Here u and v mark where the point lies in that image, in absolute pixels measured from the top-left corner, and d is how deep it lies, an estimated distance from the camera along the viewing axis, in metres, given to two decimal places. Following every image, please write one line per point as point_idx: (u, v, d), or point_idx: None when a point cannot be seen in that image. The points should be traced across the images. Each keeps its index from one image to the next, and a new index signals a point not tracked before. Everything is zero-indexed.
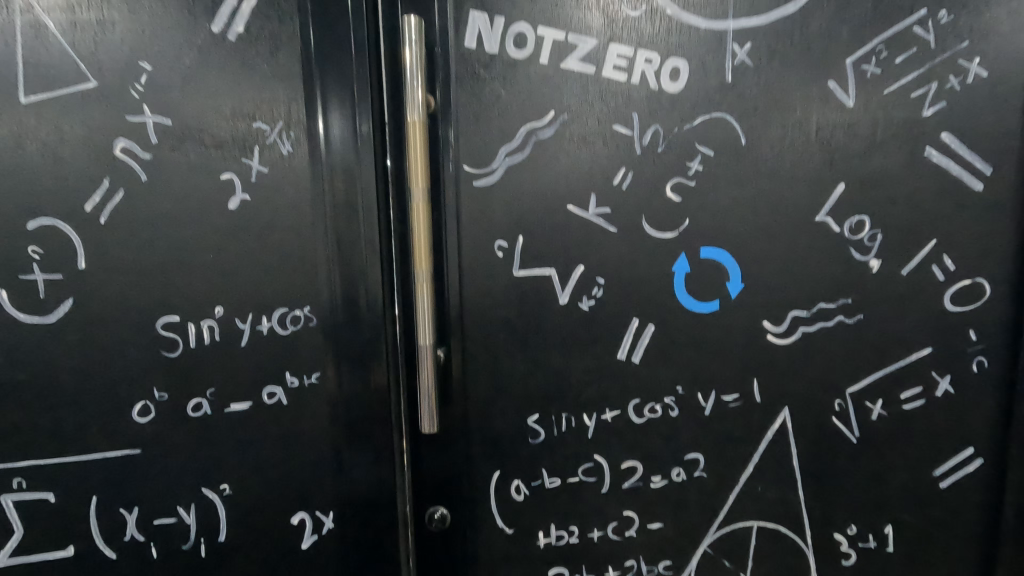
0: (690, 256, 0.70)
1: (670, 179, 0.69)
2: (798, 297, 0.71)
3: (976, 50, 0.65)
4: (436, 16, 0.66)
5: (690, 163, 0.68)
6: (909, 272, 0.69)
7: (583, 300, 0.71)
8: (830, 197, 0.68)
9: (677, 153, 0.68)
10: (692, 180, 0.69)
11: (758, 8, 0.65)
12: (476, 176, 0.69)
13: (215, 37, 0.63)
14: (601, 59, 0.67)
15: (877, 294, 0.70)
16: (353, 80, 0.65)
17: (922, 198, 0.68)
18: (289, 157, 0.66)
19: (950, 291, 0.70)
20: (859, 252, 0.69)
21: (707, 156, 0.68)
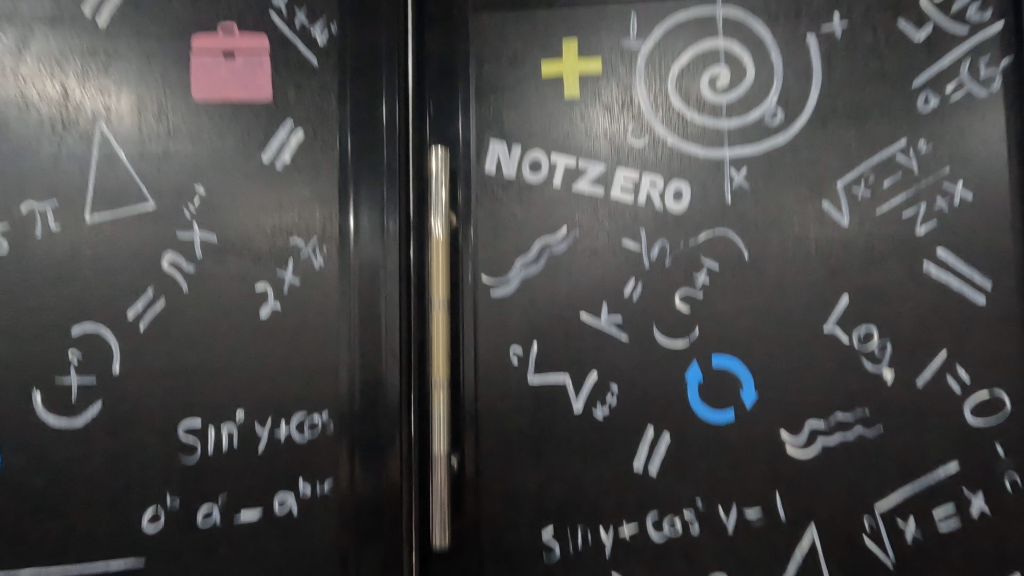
0: (702, 364, 0.71)
1: (679, 290, 0.72)
2: (814, 407, 0.70)
3: (959, 175, 0.70)
4: (460, 146, 0.74)
5: (697, 275, 0.72)
6: (924, 383, 0.69)
7: (597, 407, 0.72)
8: (835, 308, 0.70)
9: (684, 265, 0.72)
10: (700, 291, 0.72)
11: (751, 139, 0.72)
12: (493, 286, 0.73)
13: (264, 165, 0.70)
14: (609, 182, 0.73)
15: (895, 405, 0.69)
16: (384, 202, 0.71)
17: (927, 309, 0.69)
18: (320, 269, 0.70)
19: (971, 404, 0.69)
20: (871, 362, 0.70)
21: (713, 269, 0.72)
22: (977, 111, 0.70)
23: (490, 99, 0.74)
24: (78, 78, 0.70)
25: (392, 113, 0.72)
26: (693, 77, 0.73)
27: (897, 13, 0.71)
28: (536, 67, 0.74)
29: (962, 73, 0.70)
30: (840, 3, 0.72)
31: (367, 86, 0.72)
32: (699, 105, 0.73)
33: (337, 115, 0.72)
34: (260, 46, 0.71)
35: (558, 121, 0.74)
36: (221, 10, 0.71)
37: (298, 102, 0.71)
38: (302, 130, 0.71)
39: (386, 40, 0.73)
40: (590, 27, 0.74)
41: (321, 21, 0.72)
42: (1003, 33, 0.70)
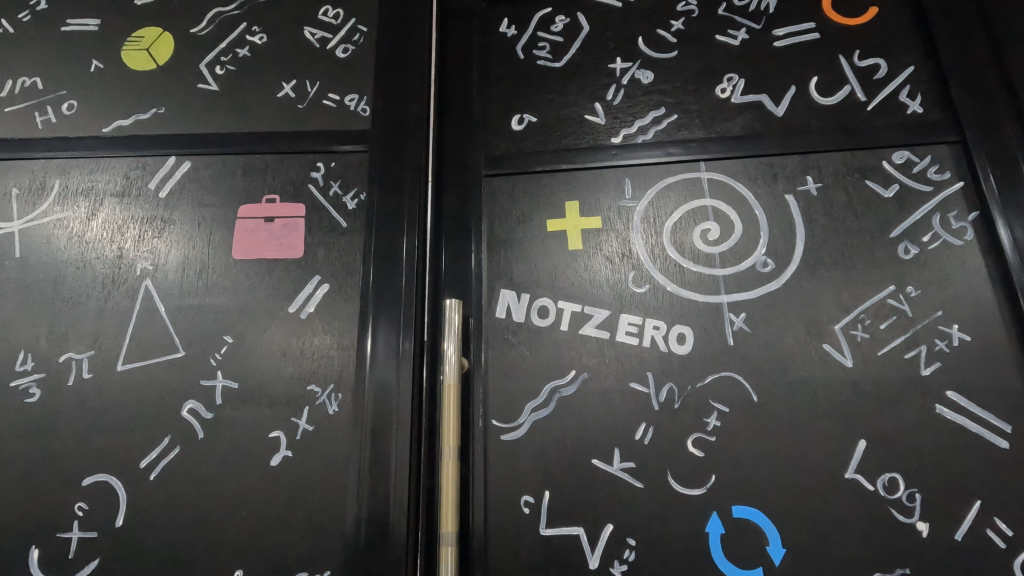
0: (722, 515, 0.68)
1: (691, 433, 0.71)
2: (848, 564, 0.65)
3: (953, 317, 0.72)
4: (473, 295, 0.79)
5: (708, 418, 0.72)
6: (964, 537, 0.65)
7: (614, 564, 0.67)
8: (853, 454, 0.69)
9: (694, 409, 0.72)
10: (713, 435, 0.71)
11: (746, 285, 0.76)
12: (504, 430, 0.73)
13: (290, 315, 0.75)
14: (614, 326, 0.76)
15: (936, 563, 0.64)
16: (398, 347, 0.73)
17: (949, 453, 0.67)
18: (334, 416, 0.71)
19: (1021, 562, 0.63)
20: (902, 513, 0.66)
21: (723, 412, 0.72)
22: (957, 258, 0.75)
23: (500, 251, 0.81)
24: (134, 241, 0.79)
25: (410, 264, 0.78)
26: (686, 231, 0.80)
27: (865, 174, 0.80)
28: (542, 223, 0.82)
29: (935, 224, 0.76)
30: (811, 168, 0.81)
31: (391, 240, 0.78)
32: (694, 256, 0.79)
33: (361, 268, 0.78)
34: (297, 212, 0.80)
35: (564, 270, 0.80)
36: (267, 183, 0.82)
37: (326, 258, 0.78)
38: (327, 283, 0.77)
39: (408, 199, 0.81)
40: (590, 190, 0.83)
41: (352, 190, 0.82)
42: (965, 191, 0.77)
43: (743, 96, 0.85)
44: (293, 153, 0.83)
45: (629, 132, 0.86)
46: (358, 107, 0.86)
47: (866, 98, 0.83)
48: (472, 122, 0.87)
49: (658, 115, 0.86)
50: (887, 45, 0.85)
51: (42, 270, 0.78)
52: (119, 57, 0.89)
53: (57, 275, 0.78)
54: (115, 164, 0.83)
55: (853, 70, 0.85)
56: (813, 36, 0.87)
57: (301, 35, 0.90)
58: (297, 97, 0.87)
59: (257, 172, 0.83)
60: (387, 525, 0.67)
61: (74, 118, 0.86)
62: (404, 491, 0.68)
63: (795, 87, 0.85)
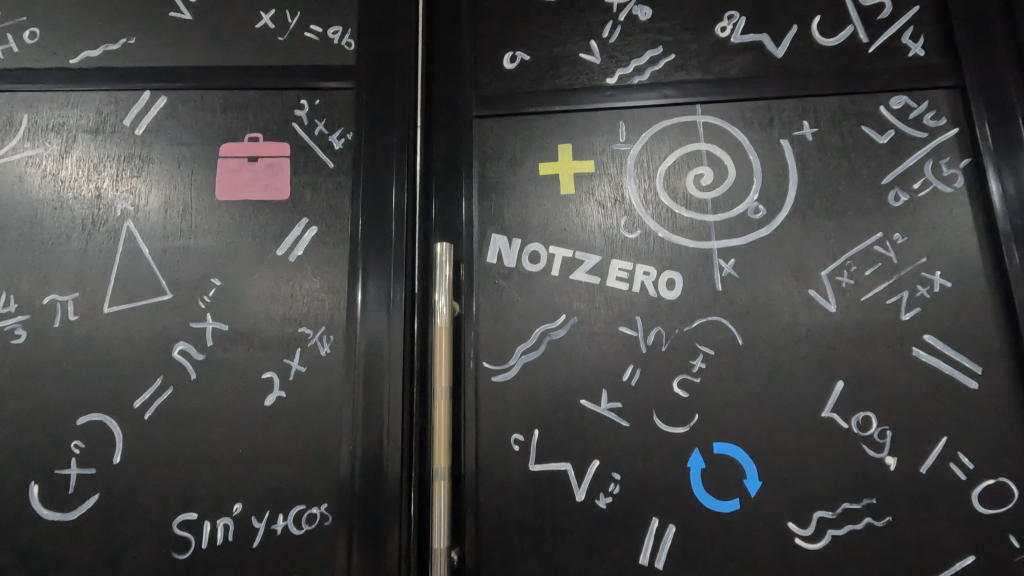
0: (703, 451, 0.71)
1: (677, 375, 0.73)
2: (819, 495, 0.69)
3: (936, 264, 0.74)
4: (463, 239, 0.78)
5: (693, 360, 0.74)
6: (928, 470, 0.69)
7: (600, 497, 0.71)
8: (831, 394, 0.71)
9: (681, 352, 0.74)
10: (698, 376, 0.73)
11: (737, 231, 0.77)
12: (494, 372, 0.75)
13: (278, 258, 0.74)
14: (605, 272, 0.77)
15: (901, 493, 0.69)
16: (390, 290, 0.73)
17: (921, 393, 0.70)
18: (326, 357, 0.72)
19: (978, 492, 0.68)
20: (872, 449, 0.70)
21: (708, 355, 0.74)
22: (945, 205, 0.75)
23: (491, 195, 0.80)
24: (112, 181, 0.76)
25: (401, 207, 0.76)
26: (679, 176, 0.79)
27: (861, 120, 0.79)
28: (534, 167, 0.81)
29: (926, 171, 0.76)
30: (808, 112, 0.80)
31: (380, 182, 0.77)
32: (685, 201, 0.78)
33: (350, 211, 0.76)
34: (282, 152, 0.78)
35: (556, 215, 0.79)
36: (249, 121, 0.79)
37: (314, 201, 0.76)
38: (316, 226, 0.76)
39: (397, 139, 0.78)
40: (583, 133, 0.81)
41: (339, 129, 0.79)
42: (959, 138, 0.77)
43: (743, 35, 0.83)
44: (275, 90, 0.80)
45: (625, 72, 0.83)
46: (342, 41, 0.82)
47: (869, 40, 0.81)
48: (462, 60, 0.84)
49: (655, 54, 0.83)
50: None
51: (17, 210, 0.76)
52: None
53: (33, 215, 0.76)
54: (85, 98, 0.79)
55: (857, 9, 0.82)
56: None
57: None
58: (277, 28, 0.82)
59: (237, 109, 0.79)
60: (384, 461, 0.69)
61: (37, 48, 0.80)
62: (398, 429, 0.70)
63: (797, 26, 0.82)
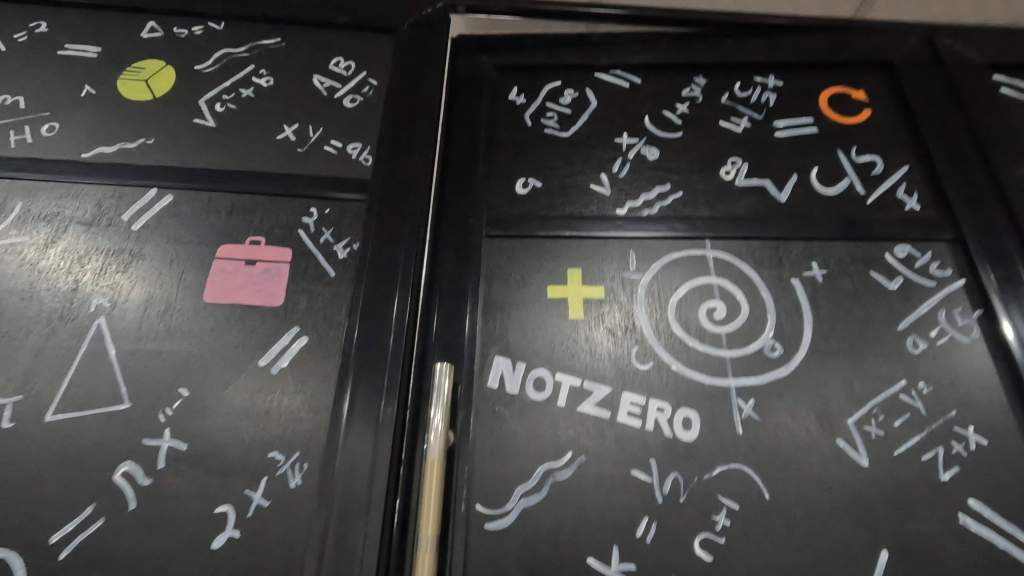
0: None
1: (698, 533, 0.64)
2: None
3: (968, 419, 0.69)
4: (464, 359, 0.72)
5: (717, 516, 0.65)
6: None
7: None
8: (875, 567, 0.62)
9: (701, 504, 0.65)
10: (722, 536, 0.64)
11: (754, 369, 0.73)
12: (488, 517, 0.65)
13: (259, 369, 0.68)
14: (615, 405, 0.71)
15: None
16: (378, 413, 0.66)
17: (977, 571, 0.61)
18: (295, 490, 0.62)
19: None
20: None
21: (732, 509, 0.65)
22: (966, 356, 0.73)
23: (497, 315, 0.76)
24: (94, 275, 0.72)
25: (401, 322, 0.72)
26: (691, 308, 0.77)
27: (868, 265, 0.79)
28: (542, 289, 0.78)
29: (941, 319, 0.75)
30: (816, 254, 0.80)
31: (382, 295, 0.73)
32: (699, 334, 0.75)
33: (345, 322, 0.71)
34: (282, 257, 0.75)
35: (563, 341, 0.75)
36: (253, 224, 0.77)
37: (308, 310, 0.71)
38: (306, 337, 0.70)
39: (404, 252, 0.76)
40: (593, 260, 0.80)
41: (345, 239, 0.77)
42: (968, 289, 0.77)
43: (747, 179, 0.86)
44: (285, 196, 0.79)
45: (634, 204, 0.84)
46: (360, 156, 0.83)
47: (865, 191, 0.85)
48: (476, 182, 0.85)
49: (663, 191, 0.86)
50: (882, 145, 0.89)
51: None
52: (114, 85, 0.86)
53: None
54: (87, 191, 0.77)
55: (851, 164, 0.87)
56: (812, 130, 0.90)
57: (310, 83, 0.89)
58: (297, 140, 0.84)
59: (243, 212, 0.78)
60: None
61: (52, 141, 0.80)
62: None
63: (797, 175, 0.86)
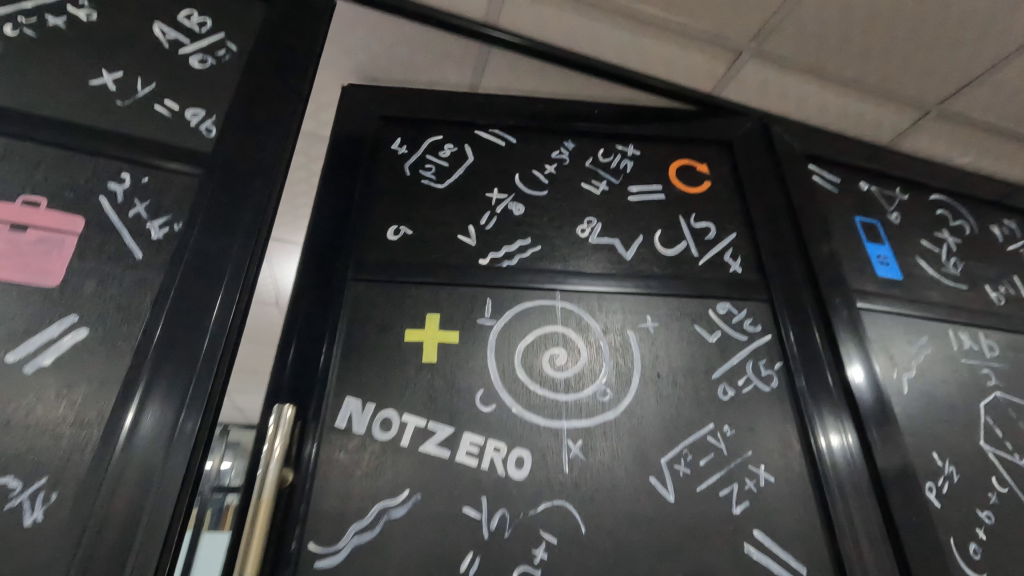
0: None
1: (517, 566, 0.64)
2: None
3: (760, 458, 0.78)
4: (310, 398, 0.69)
5: (536, 549, 0.66)
6: None
7: None
8: None
9: (524, 539, 0.66)
10: (538, 569, 0.65)
11: (585, 414, 0.76)
12: (317, 556, 0.61)
13: (5, 366, 0.52)
14: (455, 446, 0.70)
15: None
16: (172, 430, 0.54)
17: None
18: (32, 529, 0.48)
19: None
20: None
21: (551, 543, 0.67)
22: (765, 404, 0.82)
23: (352, 356, 0.74)
24: None
25: (220, 322, 0.61)
26: (536, 354, 0.79)
27: (694, 319, 0.88)
28: (398, 329, 0.77)
29: (748, 370, 0.84)
30: (649, 308, 0.87)
31: (198, 288, 0.61)
32: (540, 378, 0.77)
33: (145, 317, 0.59)
34: (71, 228, 0.60)
35: (411, 383, 0.73)
36: (33, 181, 0.61)
37: (95, 296, 0.58)
38: (86, 329, 0.56)
39: (232, 241, 0.66)
40: (452, 302, 0.80)
41: (163, 217, 0.64)
42: (773, 343, 0.87)
43: (599, 238, 0.93)
44: (89, 154, 0.64)
45: (496, 256, 0.86)
46: (201, 125, 0.72)
47: (699, 253, 0.94)
48: (348, 220, 0.84)
49: (523, 244, 0.88)
50: (717, 212, 1.00)
51: None
52: None
53: None
54: None
55: (689, 229, 0.97)
56: (659, 196, 1.00)
57: (148, 30, 0.75)
58: (118, 91, 0.69)
59: (22, 164, 0.61)
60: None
61: None
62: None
63: (642, 236, 0.95)
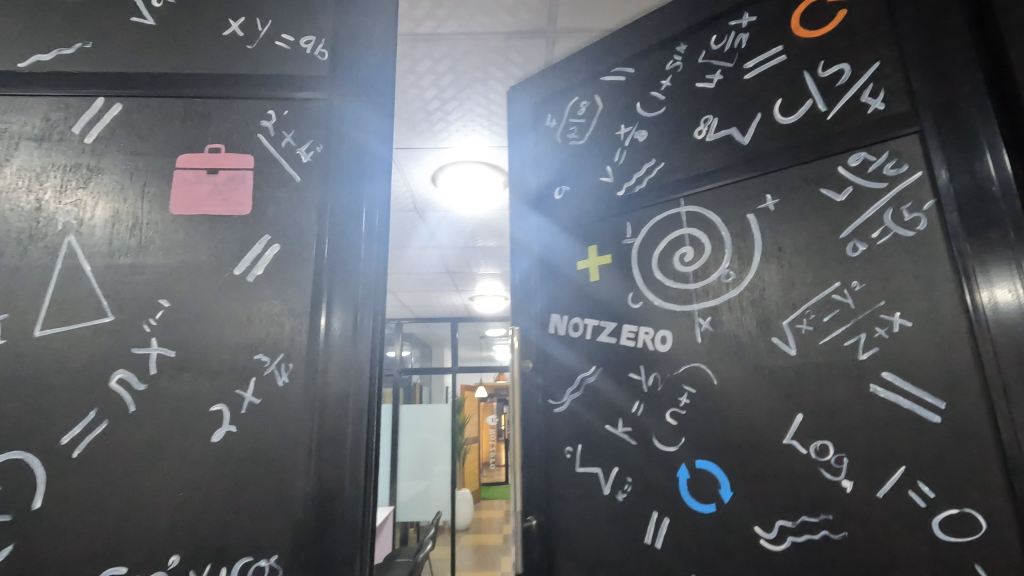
0: (688, 466, 0.82)
1: (667, 408, 0.86)
2: (781, 507, 0.73)
3: (896, 305, 0.70)
4: (530, 318, 1.07)
5: (680, 397, 0.85)
6: (885, 495, 0.67)
7: (619, 492, 0.88)
8: (790, 425, 0.75)
9: (671, 391, 0.86)
10: (685, 409, 0.84)
11: (709, 295, 0.86)
12: (555, 405, 1.00)
13: (235, 278, 0.68)
14: (619, 333, 0.94)
15: (858, 513, 0.68)
16: (357, 320, 0.69)
17: (887, 425, 0.68)
18: (284, 388, 0.65)
19: (938, 520, 0.63)
20: (829, 473, 0.71)
21: (691, 393, 0.84)
22: (905, 254, 0.70)
23: (550, 288, 1.06)
24: (55, 192, 0.69)
25: (370, 234, 0.73)
26: (669, 255, 0.91)
27: (817, 183, 0.79)
28: (573, 262, 1.03)
29: (884, 219, 0.72)
30: (769, 186, 0.83)
31: (344, 212, 0.72)
32: (672, 275, 0.90)
33: (314, 229, 0.71)
34: (245, 164, 0.72)
35: (587, 297, 1.00)
36: (210, 131, 0.74)
37: (276, 217, 0.71)
38: (278, 244, 0.70)
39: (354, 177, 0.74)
40: (603, 229, 1.00)
41: (308, 141, 0.75)
42: (923, 183, 0.70)
43: (716, 134, 0.90)
44: (240, 98, 0.75)
45: (629, 186, 0.98)
46: (315, 50, 0.79)
47: (827, 107, 0.80)
48: (528, 192, 1.13)
49: (650, 166, 0.96)
50: (850, 46, 0.80)
51: None
52: None
53: None
54: (33, 104, 0.72)
55: (815, 82, 0.82)
56: (780, 60, 0.86)
57: None
58: (245, 36, 0.78)
59: (198, 118, 0.74)
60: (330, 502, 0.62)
61: None
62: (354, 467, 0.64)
63: (761, 113, 0.86)
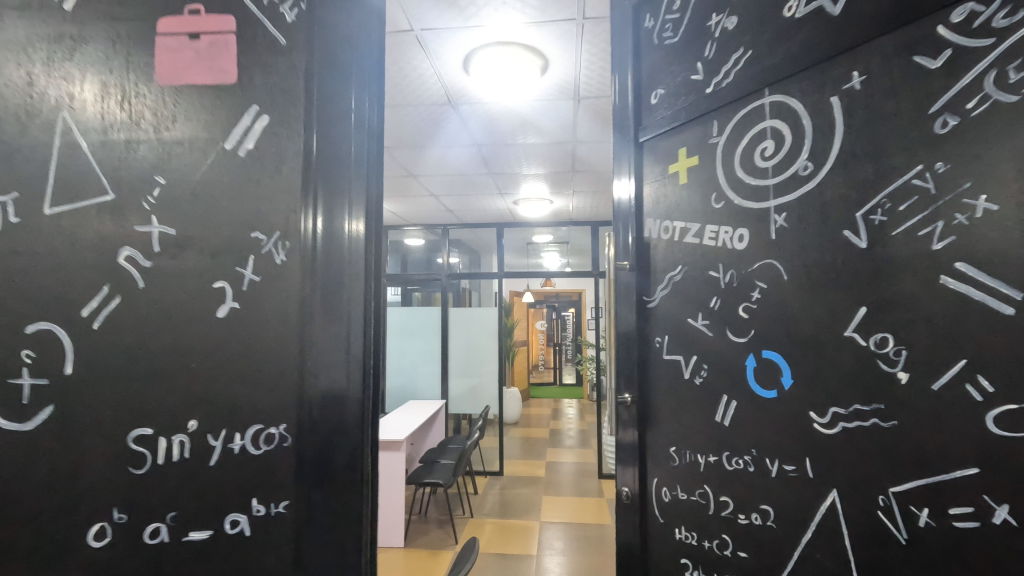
0: (756, 355, 0.81)
1: (739, 303, 0.84)
2: (840, 396, 0.71)
3: (984, 186, 0.58)
4: (628, 222, 1.08)
5: (753, 292, 0.82)
6: (941, 388, 0.61)
7: (695, 376, 0.91)
8: (853, 317, 0.70)
9: (742, 287, 0.84)
10: (756, 303, 0.82)
11: (786, 192, 0.78)
12: (650, 302, 1.01)
13: (226, 151, 0.67)
14: (702, 234, 0.90)
15: (910, 404, 0.64)
16: (348, 215, 0.75)
17: (955, 320, 0.60)
18: (281, 266, 0.69)
19: (994, 414, 0.57)
20: (886, 365, 0.66)
21: (763, 289, 0.81)
22: (1004, 125, 0.57)
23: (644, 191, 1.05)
24: (43, 64, 0.61)
25: (356, 132, 0.77)
26: (750, 148, 0.83)
27: (911, 51, 0.65)
28: (665, 165, 1.00)
29: (984, 84, 0.58)
30: (859, 60, 0.70)
31: (329, 105, 0.74)
32: (750, 171, 0.83)
33: (303, 111, 0.72)
34: (226, 27, 0.68)
35: (673, 199, 0.97)
36: None
37: (264, 86, 0.70)
38: (267, 116, 0.70)
39: (340, 83, 0.76)
40: (690, 130, 0.94)
41: None
42: None
43: (807, 7, 0.77)
44: None
45: (717, 82, 0.90)
46: None
47: None
48: (629, 99, 1.10)
49: (740, 55, 0.86)
50: None
51: None
52: None
53: None
54: None
55: None
56: None
57: None
58: None
59: None
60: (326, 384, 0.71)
61: None
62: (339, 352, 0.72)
63: None
